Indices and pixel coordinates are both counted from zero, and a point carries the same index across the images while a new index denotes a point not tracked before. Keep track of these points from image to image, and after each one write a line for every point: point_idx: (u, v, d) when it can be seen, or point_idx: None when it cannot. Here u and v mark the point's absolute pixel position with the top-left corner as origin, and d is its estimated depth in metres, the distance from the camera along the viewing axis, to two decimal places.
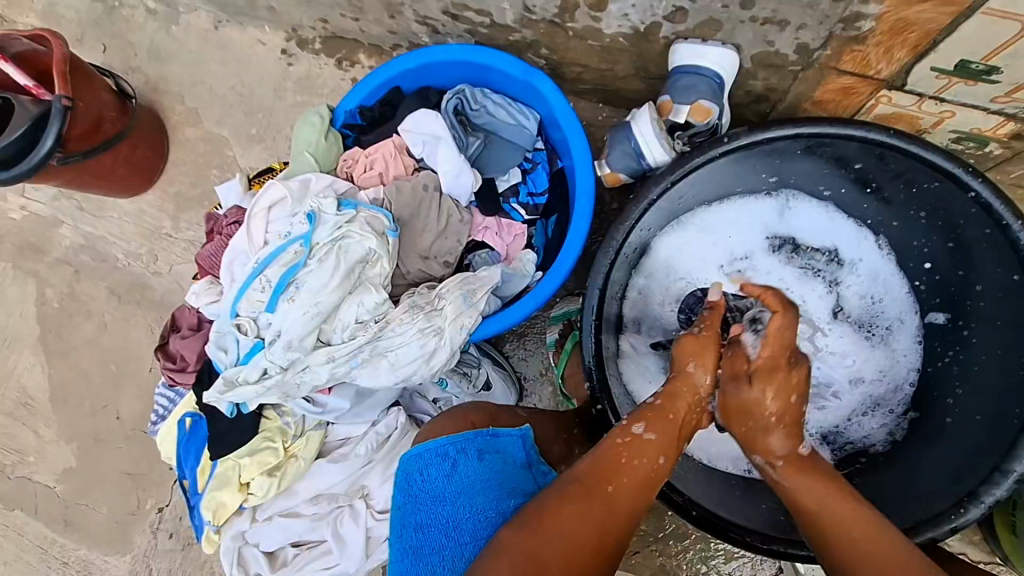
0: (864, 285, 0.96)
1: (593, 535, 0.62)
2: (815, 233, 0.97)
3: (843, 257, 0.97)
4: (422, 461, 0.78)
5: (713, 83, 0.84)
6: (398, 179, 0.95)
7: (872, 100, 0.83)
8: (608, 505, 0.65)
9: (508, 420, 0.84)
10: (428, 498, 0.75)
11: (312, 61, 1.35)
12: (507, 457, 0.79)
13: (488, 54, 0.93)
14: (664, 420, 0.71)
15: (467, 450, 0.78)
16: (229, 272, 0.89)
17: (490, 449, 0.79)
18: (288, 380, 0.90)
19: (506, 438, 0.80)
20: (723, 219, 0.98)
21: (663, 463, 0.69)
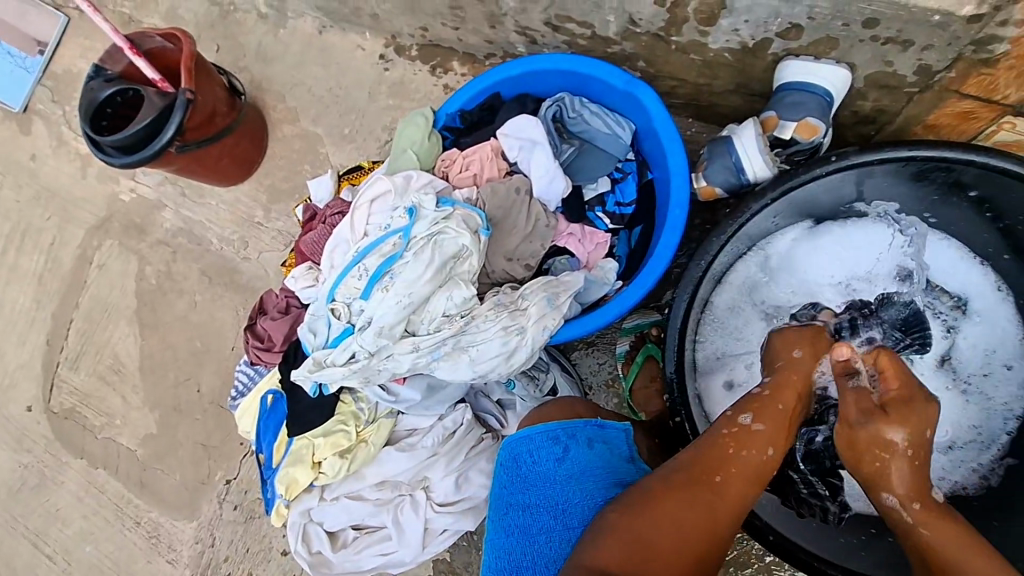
0: (984, 338, 0.95)
1: (700, 521, 0.65)
2: (954, 278, 0.97)
3: (970, 307, 0.96)
4: (530, 444, 0.78)
5: (823, 102, 0.82)
6: (492, 181, 0.98)
7: (994, 126, 0.81)
8: (714, 492, 0.66)
9: (609, 416, 0.83)
10: (535, 480, 0.76)
11: (407, 67, 1.42)
12: (614, 448, 0.78)
13: (590, 65, 0.94)
14: (772, 410, 0.72)
15: (578, 438, 0.77)
16: (329, 258, 0.94)
17: (599, 439, 0.78)
18: (373, 366, 0.93)
19: (614, 429, 0.79)
20: (848, 237, 0.97)
21: (773, 456, 0.70)
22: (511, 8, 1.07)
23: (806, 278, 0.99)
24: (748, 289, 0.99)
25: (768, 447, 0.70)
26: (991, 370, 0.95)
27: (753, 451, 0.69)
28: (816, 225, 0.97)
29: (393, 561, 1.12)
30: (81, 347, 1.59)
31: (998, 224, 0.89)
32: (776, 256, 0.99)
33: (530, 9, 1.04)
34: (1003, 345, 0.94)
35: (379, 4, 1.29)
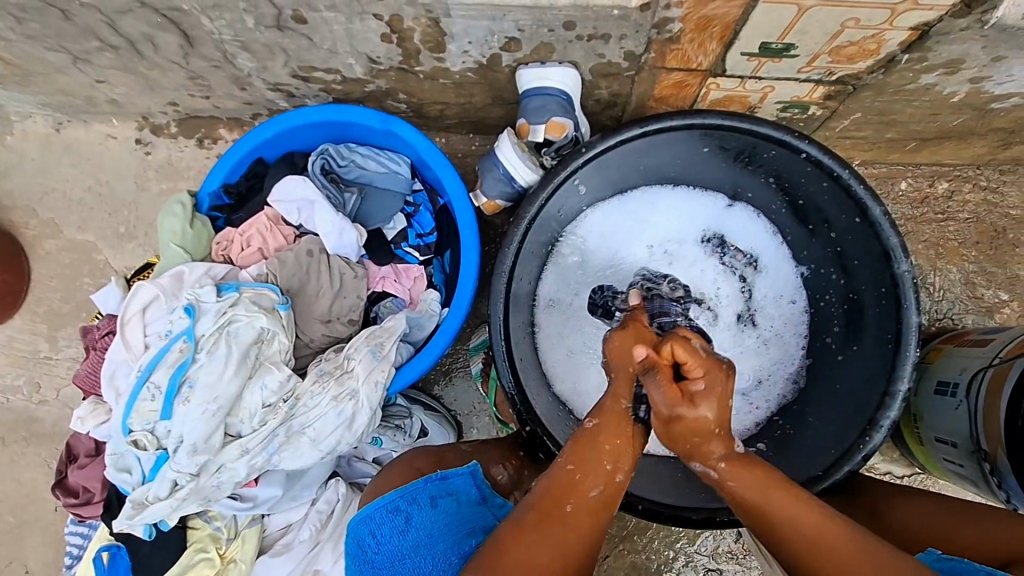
0: (775, 286, 1.01)
1: (555, 559, 0.61)
2: (744, 236, 1.02)
3: (760, 262, 1.02)
4: (372, 524, 0.77)
5: (561, 100, 0.90)
6: (279, 251, 0.93)
7: (704, 88, 0.91)
8: (564, 529, 0.63)
9: (455, 458, 0.85)
10: (385, 560, 0.76)
11: (171, 146, 1.30)
12: (461, 497, 0.81)
13: (344, 111, 0.93)
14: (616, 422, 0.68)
15: (419, 500, 0.79)
16: (112, 388, 0.83)
17: (443, 493, 0.80)
18: (204, 484, 0.84)
19: (456, 478, 0.82)
20: (645, 205, 1.03)
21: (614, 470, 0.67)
22: (252, 68, 1.02)
23: (615, 249, 1.03)
24: (563, 270, 1.01)
25: (614, 471, 0.67)
26: (782, 318, 1.01)
27: (595, 479, 0.66)
28: (614, 198, 1.01)
29: None
30: None
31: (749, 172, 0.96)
32: (582, 234, 1.02)
33: (271, 65, 1.00)
34: (792, 291, 1.00)
35: (111, 88, 1.16)
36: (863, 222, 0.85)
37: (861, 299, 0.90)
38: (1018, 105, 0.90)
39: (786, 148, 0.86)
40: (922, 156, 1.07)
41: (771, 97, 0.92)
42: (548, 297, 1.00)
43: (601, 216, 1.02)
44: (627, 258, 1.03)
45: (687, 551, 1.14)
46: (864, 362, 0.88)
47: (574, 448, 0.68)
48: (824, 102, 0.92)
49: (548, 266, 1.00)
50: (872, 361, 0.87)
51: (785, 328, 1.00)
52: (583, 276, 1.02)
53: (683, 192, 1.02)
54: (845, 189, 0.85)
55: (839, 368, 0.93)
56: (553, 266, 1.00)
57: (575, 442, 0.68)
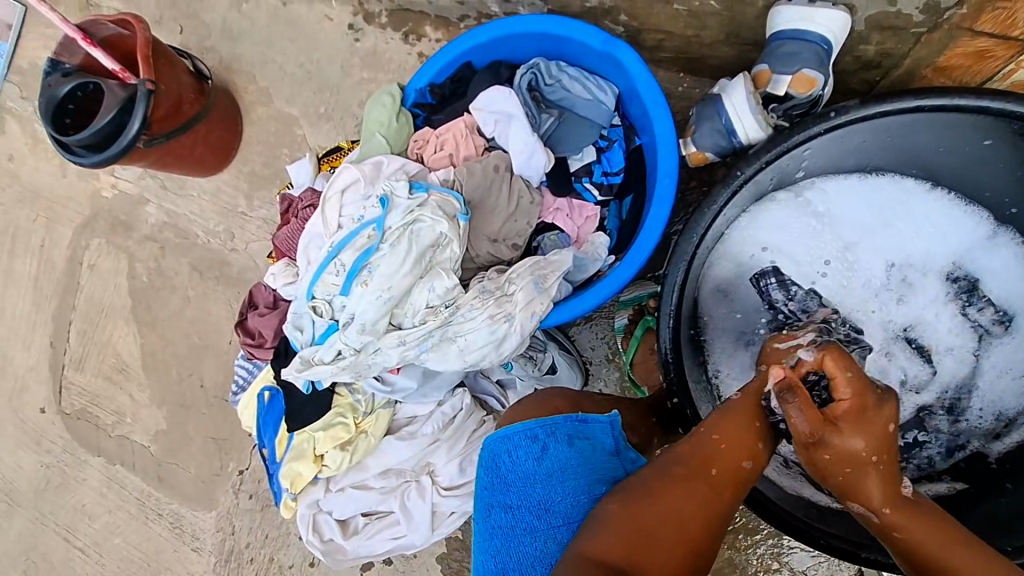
0: (1012, 361, 0.86)
1: (702, 514, 0.62)
2: (1004, 287, 0.86)
3: (1011, 323, 0.86)
4: (509, 444, 0.76)
5: (819, 50, 0.76)
6: (469, 160, 0.92)
7: (1011, 65, 0.73)
8: (712, 488, 0.64)
9: (593, 407, 0.80)
10: (517, 480, 0.74)
11: (378, 36, 1.33)
12: (596, 443, 0.76)
13: (566, 25, 0.88)
14: (771, 404, 0.69)
15: (557, 435, 0.75)
16: (304, 255, 0.90)
17: (580, 435, 0.75)
18: (361, 361, 0.91)
19: (595, 425, 0.76)
20: (897, 197, 0.88)
21: (764, 447, 0.67)
22: None
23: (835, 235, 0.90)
24: (767, 229, 0.89)
25: (750, 455, 0.66)
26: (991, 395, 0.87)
27: (743, 452, 0.66)
28: (864, 172, 0.87)
29: (404, 545, 1.13)
30: (84, 349, 1.59)
31: None
32: (806, 202, 0.88)
33: None
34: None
35: None
36: None
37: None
38: None
39: None
40: None
41: None
42: (736, 256, 0.89)
43: (838, 187, 0.88)
44: (845, 247, 0.90)
45: (794, 568, 1.06)
46: None
47: (719, 419, 0.67)
48: None
49: (751, 218, 0.88)
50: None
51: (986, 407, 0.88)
52: (787, 247, 0.89)
53: (952, 202, 0.87)
54: None
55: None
56: (756, 221, 0.88)
57: (722, 415, 0.67)
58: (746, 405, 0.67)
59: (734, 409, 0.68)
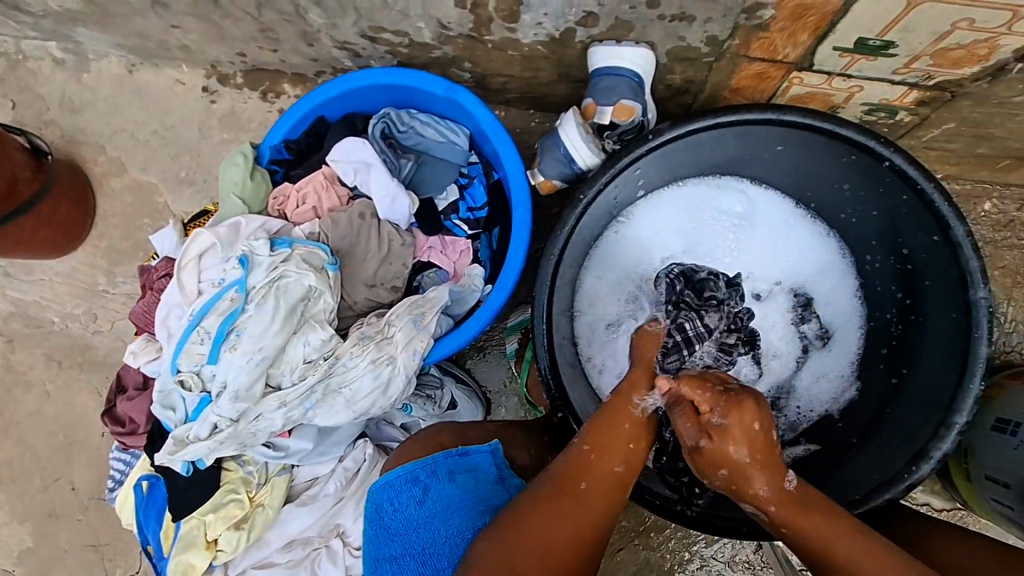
0: (827, 373, 0.96)
1: (573, 535, 0.62)
2: (831, 311, 0.97)
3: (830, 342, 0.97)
4: (390, 492, 0.77)
5: (632, 83, 0.86)
6: (333, 211, 0.93)
7: (785, 83, 0.86)
8: (581, 506, 0.64)
9: (477, 436, 0.83)
10: (400, 528, 0.75)
11: (235, 96, 1.32)
12: (479, 474, 0.78)
13: (409, 76, 0.92)
14: (637, 406, 0.71)
15: (438, 473, 0.77)
16: (165, 328, 0.86)
17: (460, 469, 0.77)
18: (242, 430, 0.87)
19: (477, 455, 0.79)
20: (767, 209, 0.98)
21: (636, 449, 0.69)
22: (321, 24, 1.02)
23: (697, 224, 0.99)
24: (654, 214, 0.99)
25: (626, 458, 0.68)
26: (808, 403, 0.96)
27: (612, 460, 0.67)
28: (748, 180, 0.97)
29: None
30: None
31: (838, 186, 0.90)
32: (690, 195, 0.99)
33: (340, 23, 1.00)
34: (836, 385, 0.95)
35: (183, 34, 1.18)
36: (941, 242, 0.79)
37: (918, 376, 0.85)
38: None
39: (868, 155, 0.81)
40: (1013, 176, 0.98)
41: (857, 99, 0.86)
42: (618, 245, 0.99)
43: (720, 187, 0.98)
44: (717, 246, 1.00)
45: (704, 555, 1.12)
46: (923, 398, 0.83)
47: (592, 430, 0.69)
48: (915, 108, 0.85)
49: (641, 203, 0.98)
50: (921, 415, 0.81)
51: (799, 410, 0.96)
52: (666, 235, 1.00)
53: (808, 229, 0.98)
54: (928, 204, 0.79)
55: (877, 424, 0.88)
56: (645, 207, 0.98)
57: (594, 424, 0.69)
58: (618, 403, 0.71)
59: (607, 408, 0.71)
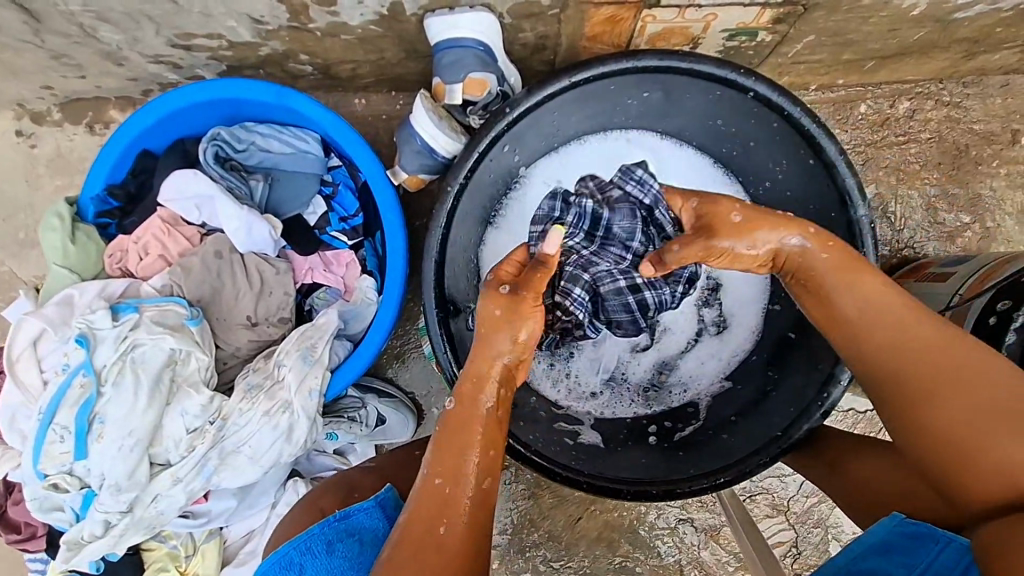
0: (719, 358, 0.91)
1: None
2: (734, 297, 0.91)
3: (727, 330, 0.91)
4: None
5: (477, 52, 0.78)
6: (183, 256, 0.82)
7: (639, 22, 0.80)
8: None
9: (369, 484, 0.72)
10: None
11: (57, 135, 1.13)
12: (366, 535, 0.67)
13: (230, 86, 0.80)
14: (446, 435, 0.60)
15: (314, 548, 0.66)
16: (16, 432, 0.75)
17: (341, 535, 0.66)
18: (141, 517, 0.79)
19: (360, 514, 0.68)
20: (682, 165, 0.91)
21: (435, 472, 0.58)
22: (120, 41, 0.88)
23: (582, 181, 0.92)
24: (564, 164, 0.92)
25: (487, 471, 0.59)
26: (678, 382, 0.92)
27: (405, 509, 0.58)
28: (660, 135, 0.91)
29: None
30: None
31: (713, 123, 0.85)
32: (599, 150, 0.92)
33: (142, 36, 0.86)
34: (720, 370, 0.91)
35: None
36: (817, 164, 0.77)
37: None
38: (984, 13, 0.79)
39: (732, 88, 0.77)
40: (882, 75, 0.97)
41: (715, 26, 0.81)
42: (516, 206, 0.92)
43: (629, 142, 0.91)
44: None
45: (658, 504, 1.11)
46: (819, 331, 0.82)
47: (437, 453, 0.59)
48: (773, 26, 0.81)
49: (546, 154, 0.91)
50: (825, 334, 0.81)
51: (680, 391, 0.91)
52: (570, 191, 0.93)
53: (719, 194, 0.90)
54: (798, 128, 0.76)
55: (782, 352, 0.86)
56: (550, 163, 0.92)
57: (438, 443, 0.60)
58: (459, 415, 0.61)
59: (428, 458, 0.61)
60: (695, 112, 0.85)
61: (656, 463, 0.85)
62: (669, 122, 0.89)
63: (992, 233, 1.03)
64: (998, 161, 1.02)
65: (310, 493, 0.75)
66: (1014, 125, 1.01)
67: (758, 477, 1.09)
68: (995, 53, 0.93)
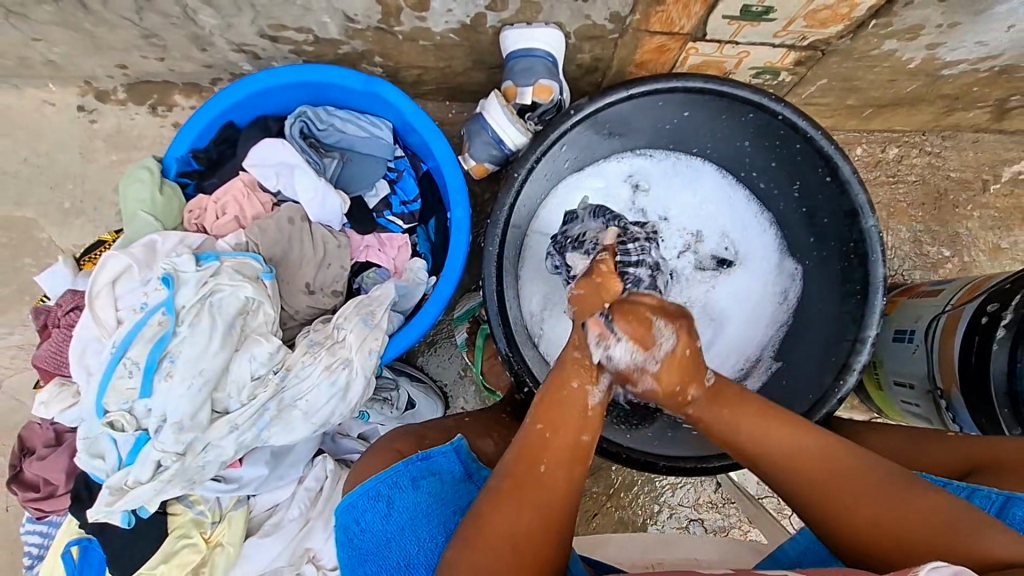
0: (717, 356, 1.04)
1: (534, 521, 0.61)
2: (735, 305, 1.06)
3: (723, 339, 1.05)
4: (355, 512, 0.77)
5: (547, 62, 0.90)
6: (258, 219, 0.88)
7: (683, 53, 0.93)
8: (538, 488, 0.62)
9: (435, 438, 0.83)
10: (370, 546, 0.75)
11: (119, 113, 1.18)
12: (444, 475, 0.79)
13: (320, 70, 0.89)
14: (560, 388, 0.66)
15: (400, 484, 0.77)
16: (82, 368, 0.77)
17: (424, 474, 0.78)
18: (190, 464, 0.80)
19: (439, 457, 0.79)
20: (723, 200, 1.06)
21: (542, 426, 0.65)
22: (214, 26, 0.96)
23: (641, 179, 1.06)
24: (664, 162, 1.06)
25: (585, 426, 0.66)
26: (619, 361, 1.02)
27: (521, 437, 0.66)
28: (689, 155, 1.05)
29: None
30: None
31: (743, 143, 0.97)
32: (663, 164, 1.06)
33: (237, 23, 0.95)
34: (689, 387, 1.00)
35: (48, 47, 1.04)
36: (833, 181, 0.89)
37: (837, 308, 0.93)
38: (965, 72, 0.95)
39: (764, 111, 0.89)
40: (876, 123, 1.13)
41: (746, 63, 0.95)
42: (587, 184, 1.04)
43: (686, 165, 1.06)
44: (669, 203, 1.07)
45: (671, 502, 1.16)
46: (822, 324, 0.95)
47: (542, 407, 0.66)
48: (794, 68, 0.95)
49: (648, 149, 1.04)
50: (830, 330, 0.93)
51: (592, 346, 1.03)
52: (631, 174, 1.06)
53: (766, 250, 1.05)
54: (818, 149, 0.88)
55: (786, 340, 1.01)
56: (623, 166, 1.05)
57: (541, 401, 0.67)
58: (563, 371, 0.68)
59: (551, 384, 0.67)
60: (732, 134, 0.97)
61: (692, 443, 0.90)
62: (711, 143, 1.01)
63: (969, 266, 1.17)
64: (972, 205, 1.17)
65: (371, 450, 0.83)
66: (984, 175, 1.18)
67: (764, 480, 1.16)
68: (969, 111, 1.09)
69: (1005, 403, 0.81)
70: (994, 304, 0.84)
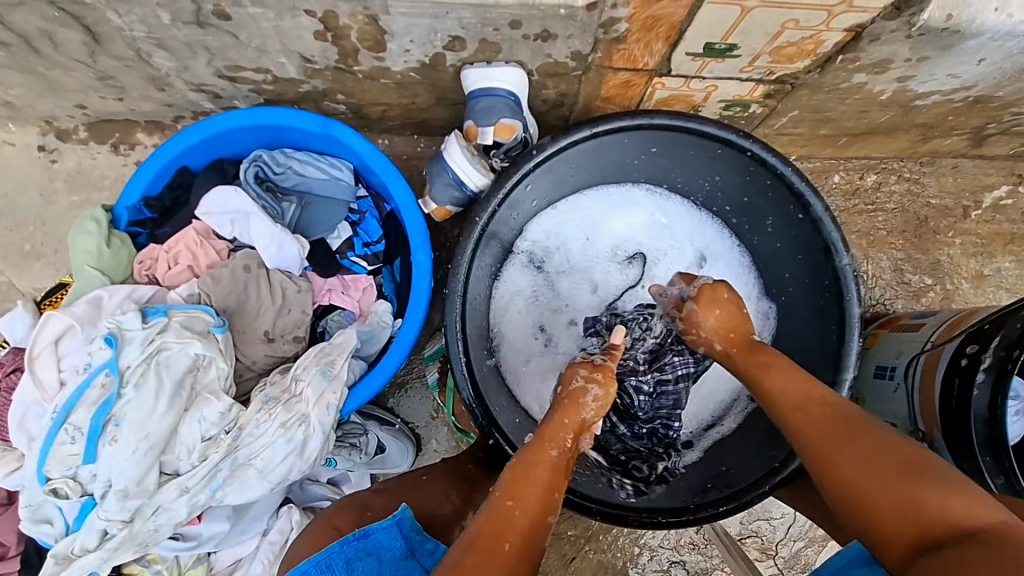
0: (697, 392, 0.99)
1: None
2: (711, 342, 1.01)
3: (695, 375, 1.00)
4: None
5: (509, 101, 0.88)
6: (212, 267, 0.85)
7: (650, 88, 0.91)
8: (503, 563, 0.58)
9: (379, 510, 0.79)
10: None
11: (80, 153, 1.16)
12: (382, 554, 0.73)
13: (276, 114, 0.86)
14: (531, 467, 0.66)
15: (334, 567, 0.72)
16: (23, 433, 0.74)
17: (360, 555, 0.72)
18: (138, 531, 0.76)
19: (378, 532, 0.74)
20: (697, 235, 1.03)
21: (513, 501, 0.63)
22: (170, 68, 0.93)
23: (617, 212, 1.03)
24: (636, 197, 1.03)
25: (550, 506, 0.65)
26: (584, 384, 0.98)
27: (494, 505, 0.63)
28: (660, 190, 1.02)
29: None
30: None
31: (713, 180, 0.95)
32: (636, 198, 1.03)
33: (192, 65, 0.92)
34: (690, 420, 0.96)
35: (3, 90, 1.01)
36: (806, 218, 0.87)
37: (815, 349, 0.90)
38: (938, 102, 0.93)
39: (732, 147, 0.86)
40: (852, 151, 1.11)
41: (714, 96, 0.93)
42: (553, 217, 1.02)
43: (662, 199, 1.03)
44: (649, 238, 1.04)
45: (652, 545, 1.12)
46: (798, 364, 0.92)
47: (510, 482, 0.65)
48: (764, 100, 0.93)
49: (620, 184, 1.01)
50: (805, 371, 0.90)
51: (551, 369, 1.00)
52: (612, 205, 1.03)
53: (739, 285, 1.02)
54: (789, 185, 0.85)
55: None
56: (595, 201, 1.02)
57: (511, 477, 0.65)
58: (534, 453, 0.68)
59: (523, 458, 0.67)
60: (702, 169, 0.94)
61: (667, 492, 0.86)
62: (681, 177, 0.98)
63: (952, 294, 1.15)
64: (953, 232, 1.15)
65: (323, 513, 0.81)
66: (965, 201, 1.15)
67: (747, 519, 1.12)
68: (946, 138, 1.07)
69: (986, 450, 0.78)
70: (972, 345, 0.82)
